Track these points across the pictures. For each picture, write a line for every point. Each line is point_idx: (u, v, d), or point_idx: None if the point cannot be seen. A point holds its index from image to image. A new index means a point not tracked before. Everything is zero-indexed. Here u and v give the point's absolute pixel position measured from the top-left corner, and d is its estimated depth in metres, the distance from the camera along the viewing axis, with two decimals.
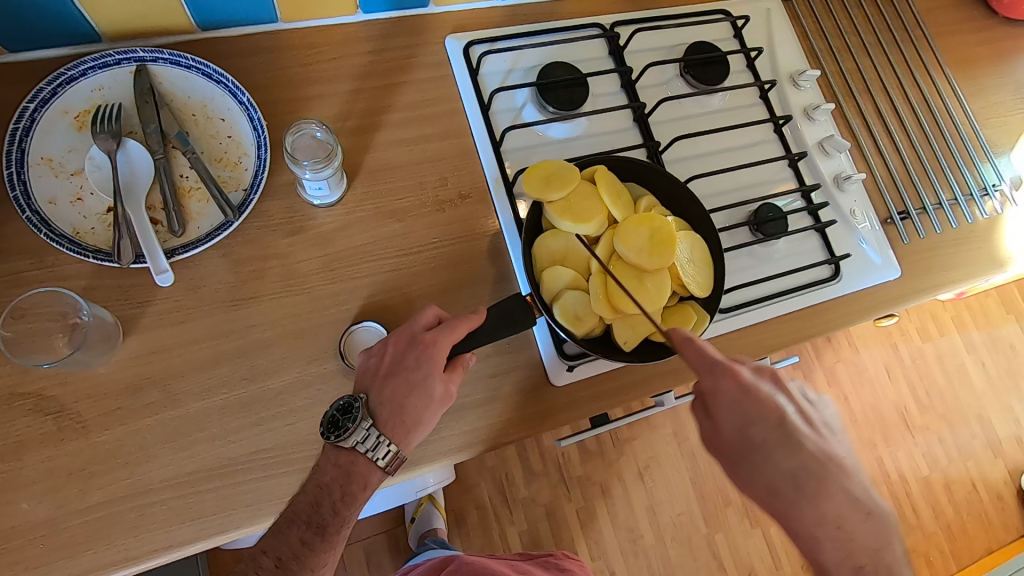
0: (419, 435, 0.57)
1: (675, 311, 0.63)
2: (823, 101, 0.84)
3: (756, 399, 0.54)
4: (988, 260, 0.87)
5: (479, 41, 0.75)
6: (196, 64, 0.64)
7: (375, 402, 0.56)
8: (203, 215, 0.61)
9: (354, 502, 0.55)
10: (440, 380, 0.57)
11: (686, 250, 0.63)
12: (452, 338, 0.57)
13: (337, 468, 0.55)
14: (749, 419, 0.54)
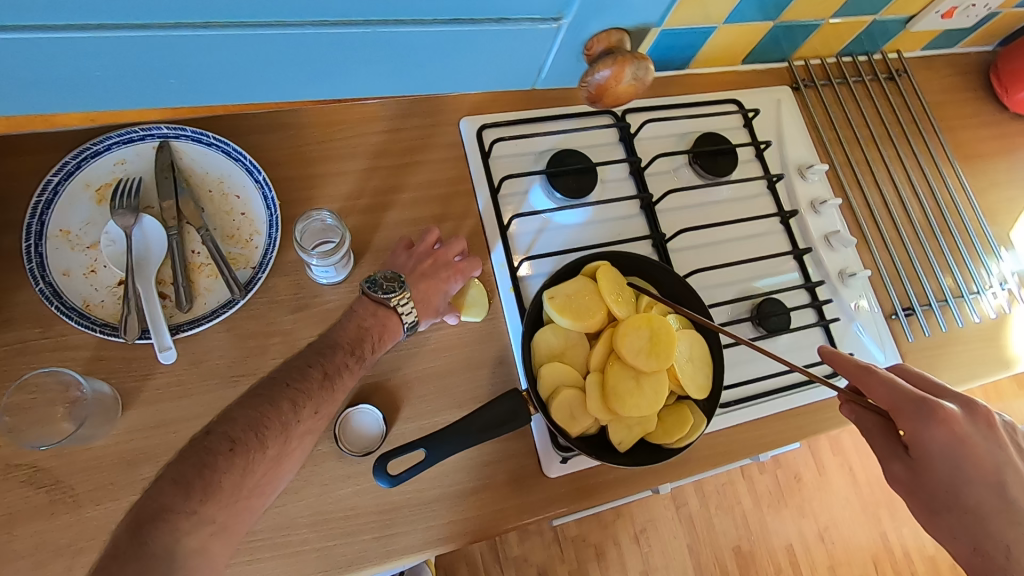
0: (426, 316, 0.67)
1: (672, 412, 0.62)
2: (830, 194, 0.84)
3: (954, 435, 0.56)
4: (994, 361, 0.85)
5: (492, 125, 0.77)
6: (217, 142, 0.66)
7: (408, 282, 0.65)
8: (211, 292, 0.62)
9: (380, 347, 0.61)
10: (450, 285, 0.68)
11: (686, 350, 0.63)
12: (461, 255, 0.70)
13: (374, 316, 0.61)
14: (898, 412, 0.58)
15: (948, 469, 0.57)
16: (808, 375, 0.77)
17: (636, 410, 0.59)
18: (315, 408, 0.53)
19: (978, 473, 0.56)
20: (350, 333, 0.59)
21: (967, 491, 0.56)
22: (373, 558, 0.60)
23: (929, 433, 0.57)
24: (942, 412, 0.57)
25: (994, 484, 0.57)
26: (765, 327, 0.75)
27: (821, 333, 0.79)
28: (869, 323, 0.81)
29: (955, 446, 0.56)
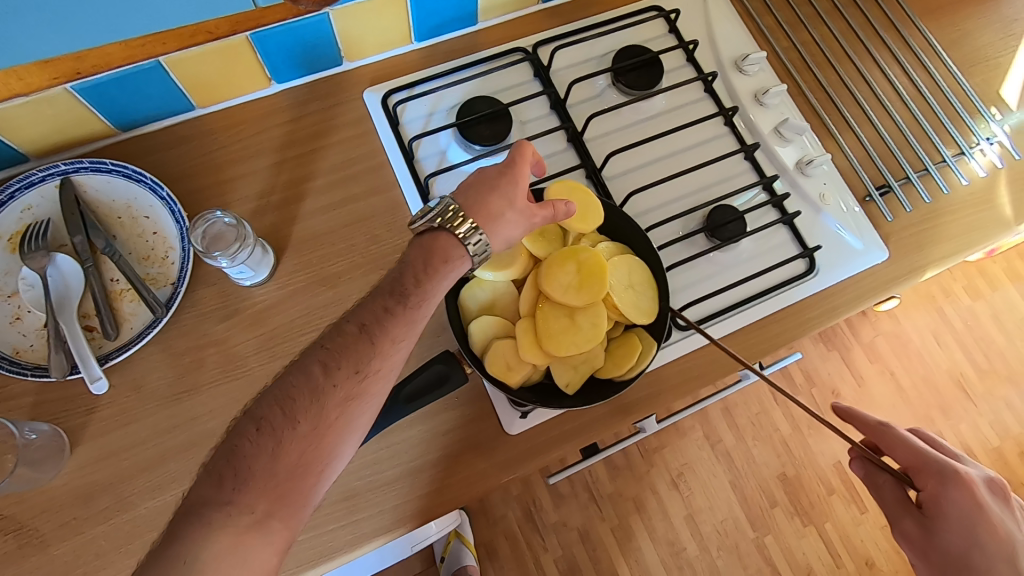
0: (504, 235, 0.54)
1: (619, 343, 0.59)
2: (775, 82, 0.77)
3: (987, 518, 0.59)
4: (992, 223, 0.77)
5: (396, 89, 0.74)
6: (116, 167, 0.65)
7: (457, 198, 0.53)
8: (136, 315, 0.62)
9: (437, 275, 0.50)
10: (524, 199, 0.55)
11: (623, 276, 0.58)
12: (525, 159, 0.56)
13: (419, 249, 0.51)
14: (944, 493, 0.60)
15: (968, 529, 0.59)
16: (779, 278, 0.72)
17: (576, 348, 0.55)
18: (256, 483, 0.42)
19: (993, 539, 0.58)
20: (391, 278, 0.50)
21: (983, 567, 0.58)
22: (342, 547, 0.59)
23: (965, 514, 0.59)
24: (981, 497, 0.60)
25: (1011, 561, 0.58)
26: (718, 236, 0.70)
27: (786, 231, 0.73)
28: (839, 210, 0.74)
29: (981, 526, 0.59)
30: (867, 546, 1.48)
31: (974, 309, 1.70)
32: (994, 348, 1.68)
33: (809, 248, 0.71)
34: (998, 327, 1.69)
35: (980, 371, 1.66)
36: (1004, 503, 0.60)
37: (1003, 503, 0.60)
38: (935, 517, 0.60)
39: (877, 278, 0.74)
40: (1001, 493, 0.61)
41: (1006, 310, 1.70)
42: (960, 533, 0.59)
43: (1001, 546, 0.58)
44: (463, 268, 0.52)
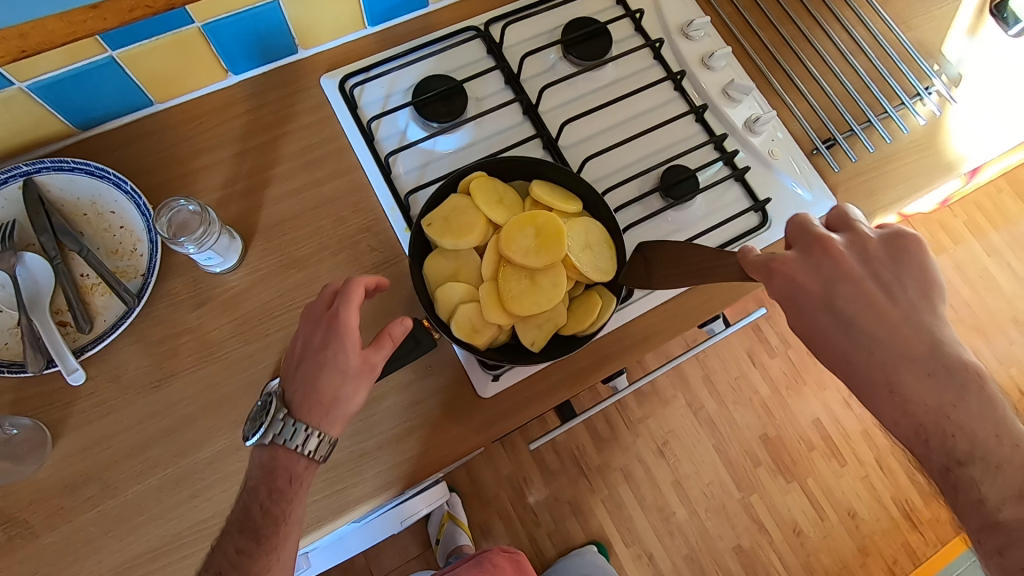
0: (346, 409, 0.55)
1: (580, 301, 0.61)
2: (720, 46, 0.79)
3: (834, 262, 0.50)
4: (934, 168, 0.81)
5: (353, 73, 0.75)
6: (78, 165, 0.66)
7: (289, 395, 0.56)
8: (108, 308, 0.64)
9: (284, 497, 0.54)
10: (357, 352, 0.55)
11: (579, 237, 0.61)
12: (352, 305, 0.55)
13: (262, 468, 0.54)
14: (796, 293, 0.50)
15: (827, 324, 0.50)
16: (734, 232, 0.75)
17: (539, 307, 0.58)
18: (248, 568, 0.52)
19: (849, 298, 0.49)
20: (241, 511, 0.54)
21: (866, 363, 0.48)
22: (327, 516, 0.61)
23: (845, 349, 0.49)
24: (835, 282, 0.50)
25: (883, 343, 0.48)
26: (673, 196, 0.72)
27: (738, 187, 0.76)
28: (788, 165, 0.77)
29: (868, 347, 0.48)
30: (848, 497, 1.54)
31: (940, 265, 1.75)
32: (960, 299, 1.74)
33: (760, 202, 0.74)
34: (963, 279, 1.75)
35: (947, 323, 1.72)
36: (822, 259, 0.51)
37: (855, 249, 0.51)
38: (828, 352, 0.50)
39: None
40: (829, 243, 0.51)
41: (970, 263, 1.76)
42: (857, 370, 0.49)
43: (900, 363, 0.47)
44: (312, 468, 0.56)
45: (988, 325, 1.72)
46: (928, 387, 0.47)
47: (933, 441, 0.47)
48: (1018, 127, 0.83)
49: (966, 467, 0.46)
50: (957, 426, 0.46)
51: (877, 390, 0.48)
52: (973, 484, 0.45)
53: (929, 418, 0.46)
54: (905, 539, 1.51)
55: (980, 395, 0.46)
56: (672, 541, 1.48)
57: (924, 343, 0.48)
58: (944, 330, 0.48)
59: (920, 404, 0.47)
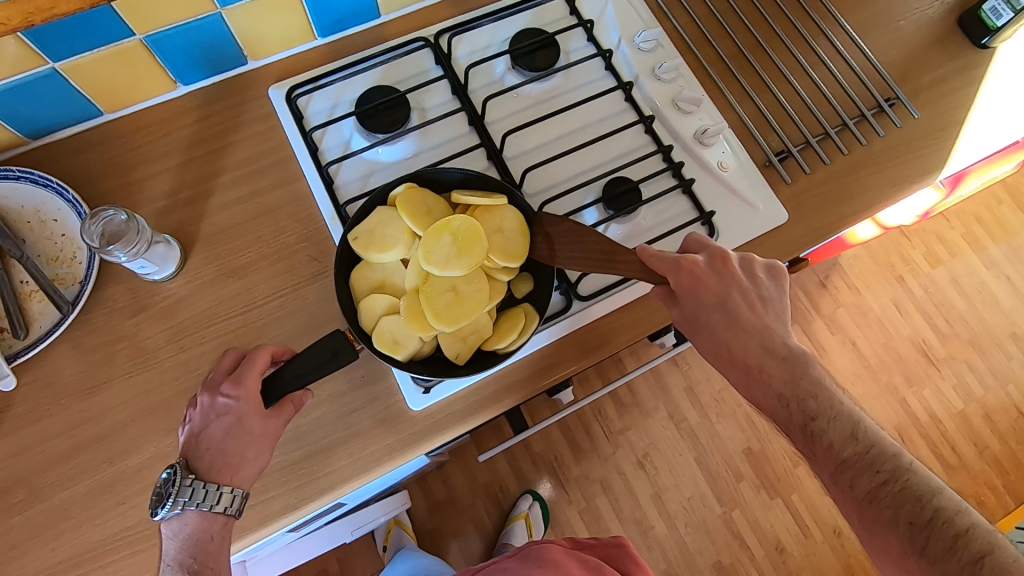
0: (254, 468, 0.56)
1: (506, 315, 0.60)
2: (671, 56, 0.79)
3: (731, 277, 0.63)
4: (893, 181, 0.79)
5: (300, 84, 0.76)
6: (23, 173, 0.67)
7: (192, 462, 0.55)
8: (45, 314, 0.64)
9: (211, 558, 0.55)
10: (260, 417, 0.55)
11: (497, 228, 0.60)
12: (255, 372, 0.56)
13: (182, 538, 0.55)
14: (699, 303, 0.62)
15: (693, 303, 0.62)
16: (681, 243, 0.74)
17: (466, 319, 0.57)
18: None
19: (714, 295, 0.62)
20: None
21: (746, 355, 0.61)
22: (252, 525, 0.61)
23: (729, 347, 0.62)
24: (728, 295, 0.62)
25: (756, 332, 0.61)
26: (616, 207, 0.72)
27: (686, 199, 0.75)
28: (738, 175, 0.76)
29: (738, 340, 0.61)
30: (834, 514, 1.50)
31: (934, 278, 1.71)
32: (955, 313, 1.69)
33: (707, 214, 0.73)
34: (958, 292, 1.70)
35: (942, 337, 1.67)
36: (724, 268, 0.63)
37: (718, 263, 0.63)
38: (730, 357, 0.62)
39: (778, 239, 0.76)
40: (726, 258, 0.63)
41: (966, 276, 1.71)
42: (738, 364, 0.62)
43: (764, 354, 0.61)
44: (229, 523, 0.56)
45: (983, 340, 1.67)
46: (782, 367, 0.60)
47: (792, 406, 0.59)
48: (978, 141, 0.81)
49: (816, 423, 0.57)
50: (805, 390, 0.59)
51: (749, 374, 0.61)
52: (821, 433, 0.56)
53: (783, 386, 0.59)
54: None
55: (816, 370, 0.60)
56: (651, 556, 1.45)
57: (778, 334, 0.62)
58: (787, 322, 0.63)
59: (776, 378, 0.60)
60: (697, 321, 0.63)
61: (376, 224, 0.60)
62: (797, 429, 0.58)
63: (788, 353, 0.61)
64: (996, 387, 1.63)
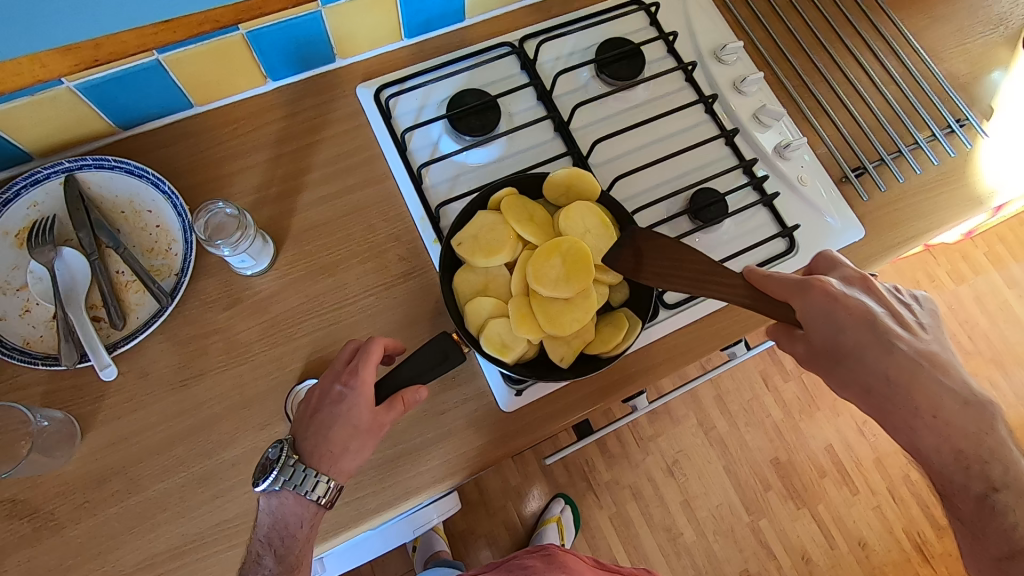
0: (353, 463, 0.56)
1: (608, 320, 0.61)
2: (752, 71, 0.80)
3: (844, 306, 0.59)
4: (964, 201, 0.80)
5: (388, 84, 0.76)
6: (118, 163, 0.67)
7: (299, 443, 0.56)
8: (142, 305, 0.64)
9: (297, 544, 0.55)
10: (369, 410, 0.56)
11: (600, 240, 0.60)
12: (370, 364, 0.56)
13: (273, 516, 0.55)
14: (837, 323, 0.59)
15: (833, 325, 0.59)
16: (761, 256, 0.75)
17: (577, 325, 0.58)
18: None
19: (854, 317, 0.60)
20: (256, 558, 0.55)
21: (902, 384, 0.59)
22: (349, 522, 0.61)
23: (903, 377, 0.59)
24: (868, 318, 0.60)
25: (912, 360, 0.60)
26: (702, 218, 0.73)
27: (767, 212, 0.76)
28: (817, 190, 0.78)
29: (898, 370, 0.60)
30: (859, 526, 1.52)
31: (959, 295, 1.74)
32: (979, 331, 1.72)
33: (788, 228, 0.75)
34: (982, 310, 1.73)
35: (965, 354, 1.69)
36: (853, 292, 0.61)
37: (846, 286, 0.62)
38: (881, 388, 0.60)
39: (855, 254, 0.78)
40: (828, 289, 0.60)
41: (989, 294, 1.74)
42: (901, 404, 0.59)
43: (943, 395, 0.59)
44: (320, 515, 0.56)
45: (1006, 358, 1.70)
46: (963, 415, 0.59)
47: (968, 449, 0.58)
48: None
49: (997, 495, 0.58)
50: (987, 450, 0.58)
51: (918, 414, 0.59)
52: (1001, 510, 0.58)
53: (965, 443, 0.58)
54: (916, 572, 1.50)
55: (999, 428, 0.59)
56: (679, 563, 1.46)
57: (943, 363, 0.61)
58: (934, 343, 0.62)
59: (959, 434, 0.58)
60: (837, 350, 0.60)
61: (479, 229, 0.61)
62: (972, 497, 0.59)
63: (955, 382, 0.59)
64: (1017, 405, 1.66)
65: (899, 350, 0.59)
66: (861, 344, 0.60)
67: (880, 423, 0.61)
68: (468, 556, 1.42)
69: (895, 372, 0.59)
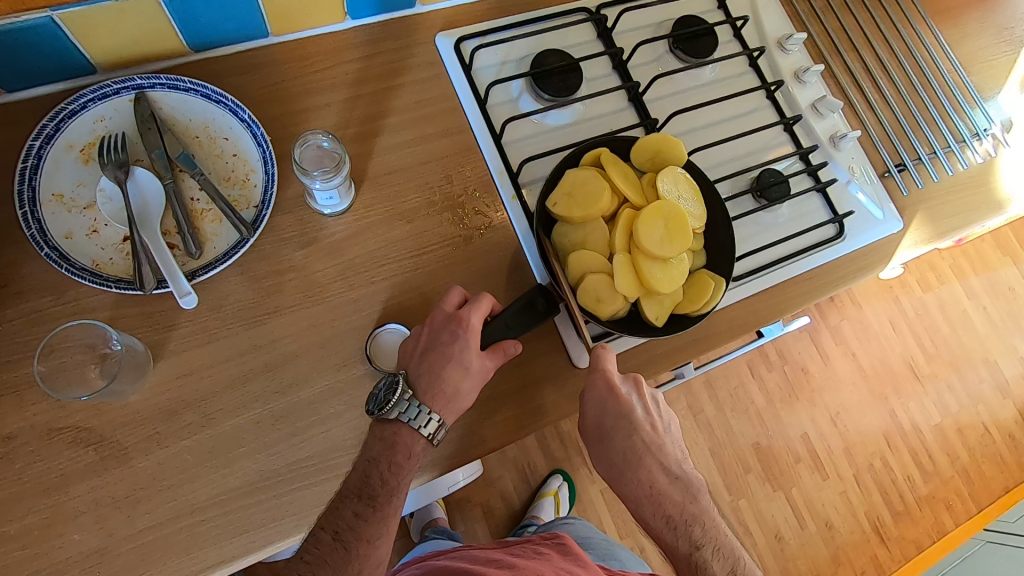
0: (461, 405, 0.57)
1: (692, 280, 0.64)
2: (811, 63, 0.84)
3: (617, 398, 0.64)
4: (986, 204, 0.88)
5: (469, 36, 0.75)
6: (194, 86, 0.63)
7: (413, 378, 0.56)
8: (218, 235, 0.62)
9: (401, 470, 0.54)
10: (479, 354, 0.57)
11: (689, 203, 0.64)
12: (483, 311, 0.57)
13: (382, 441, 0.54)
14: (605, 411, 0.64)
15: (598, 408, 0.64)
16: (812, 240, 0.80)
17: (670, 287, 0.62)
18: (372, 521, 0.53)
19: (620, 411, 0.64)
20: (360, 478, 0.53)
21: (630, 453, 0.66)
22: (425, 467, 0.62)
23: (629, 462, 0.66)
24: (628, 414, 0.65)
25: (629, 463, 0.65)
26: (766, 197, 0.77)
27: (819, 199, 0.81)
28: (864, 180, 0.83)
29: (626, 457, 0.66)
30: (826, 509, 1.63)
31: (924, 301, 1.82)
32: (940, 336, 1.81)
33: (840, 215, 0.79)
34: (943, 317, 1.82)
35: (927, 356, 1.79)
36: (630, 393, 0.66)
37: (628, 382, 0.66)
38: (626, 467, 0.66)
39: (893, 244, 0.83)
40: (611, 381, 0.63)
41: (951, 303, 1.83)
42: (633, 486, 0.66)
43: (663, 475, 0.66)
44: (425, 450, 0.57)
45: (962, 362, 1.80)
46: (674, 489, 0.67)
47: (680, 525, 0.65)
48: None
49: (701, 552, 0.64)
50: (692, 517, 0.66)
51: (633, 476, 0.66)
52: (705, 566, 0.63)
53: (673, 508, 0.65)
54: (874, 552, 1.63)
55: (704, 499, 0.67)
56: None
57: (671, 451, 0.68)
58: (668, 431, 0.69)
59: (668, 500, 0.66)
60: (602, 428, 0.65)
61: (578, 185, 0.61)
62: (683, 558, 0.64)
63: (675, 467, 0.67)
64: (969, 405, 1.78)
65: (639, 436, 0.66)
66: (619, 430, 0.65)
67: (616, 487, 0.67)
68: (463, 524, 1.43)
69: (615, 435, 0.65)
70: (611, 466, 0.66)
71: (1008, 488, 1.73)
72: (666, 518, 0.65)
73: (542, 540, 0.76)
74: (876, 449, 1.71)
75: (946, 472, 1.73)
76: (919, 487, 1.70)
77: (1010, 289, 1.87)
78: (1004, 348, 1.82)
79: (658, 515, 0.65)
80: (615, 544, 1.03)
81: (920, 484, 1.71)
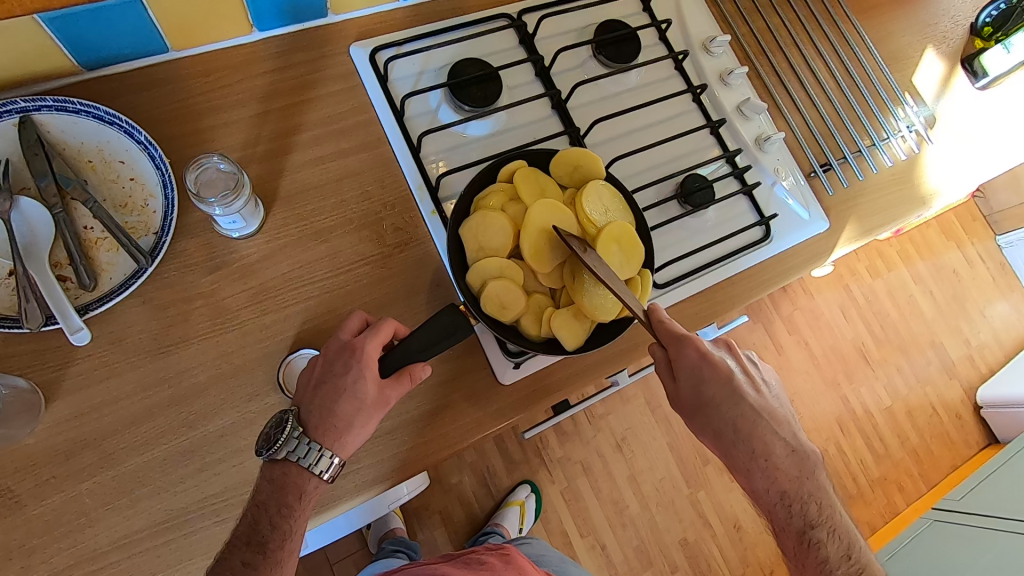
0: (357, 437, 0.56)
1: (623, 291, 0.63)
2: (736, 64, 0.84)
3: (711, 363, 0.62)
4: (911, 200, 0.89)
5: (385, 46, 0.73)
6: (85, 107, 0.60)
7: (304, 414, 0.56)
8: (114, 265, 0.59)
9: (293, 513, 0.54)
10: (375, 383, 0.56)
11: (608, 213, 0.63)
12: (378, 341, 0.56)
13: (271, 483, 0.54)
14: (703, 381, 0.62)
15: (698, 376, 0.62)
16: (740, 243, 0.80)
17: (602, 300, 0.60)
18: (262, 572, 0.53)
19: (717, 376, 0.63)
20: (249, 524, 0.54)
21: (733, 422, 0.63)
22: (345, 495, 0.61)
23: (746, 430, 0.64)
24: (724, 379, 0.63)
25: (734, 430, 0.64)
26: (691, 203, 0.77)
27: (746, 201, 0.81)
28: (790, 181, 0.83)
29: (744, 423, 0.64)
30: None
31: (874, 287, 1.85)
32: (889, 322, 1.85)
33: (766, 217, 0.80)
34: (892, 303, 1.86)
35: (878, 341, 1.83)
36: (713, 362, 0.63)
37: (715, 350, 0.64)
38: (736, 436, 0.64)
39: (819, 244, 0.84)
40: (701, 347, 0.61)
41: (899, 289, 1.87)
42: (746, 454, 0.64)
43: (775, 447, 0.64)
44: (319, 488, 0.56)
45: (911, 345, 1.85)
46: (787, 462, 0.65)
47: (794, 504, 0.64)
48: (984, 164, 0.92)
49: (814, 530, 0.64)
50: (807, 492, 0.64)
51: (747, 449, 0.64)
52: (818, 544, 0.63)
53: (789, 484, 0.64)
54: None
55: (820, 472, 0.66)
56: (624, 534, 1.53)
57: (780, 418, 0.66)
58: (774, 398, 0.68)
59: (784, 475, 0.64)
60: (702, 398, 0.63)
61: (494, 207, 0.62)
62: (795, 531, 0.64)
63: (787, 436, 0.66)
64: (918, 387, 1.82)
65: (744, 405, 0.64)
66: (719, 398, 0.63)
67: (720, 455, 0.66)
68: (423, 531, 1.43)
69: (739, 385, 0.64)
70: (715, 436, 0.64)
71: (956, 465, 1.79)
72: (775, 487, 0.64)
73: (486, 552, 0.75)
74: (830, 435, 1.74)
75: (897, 454, 1.78)
76: (872, 469, 1.75)
77: (954, 273, 1.91)
78: (949, 330, 1.88)
79: (768, 483, 0.64)
80: (569, 562, 1.03)
81: (873, 466, 1.75)
